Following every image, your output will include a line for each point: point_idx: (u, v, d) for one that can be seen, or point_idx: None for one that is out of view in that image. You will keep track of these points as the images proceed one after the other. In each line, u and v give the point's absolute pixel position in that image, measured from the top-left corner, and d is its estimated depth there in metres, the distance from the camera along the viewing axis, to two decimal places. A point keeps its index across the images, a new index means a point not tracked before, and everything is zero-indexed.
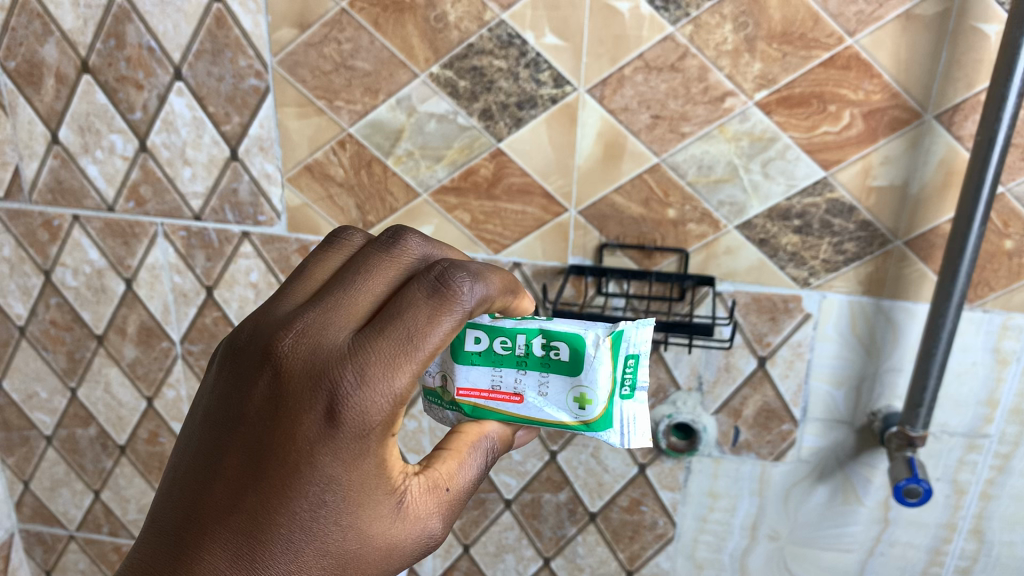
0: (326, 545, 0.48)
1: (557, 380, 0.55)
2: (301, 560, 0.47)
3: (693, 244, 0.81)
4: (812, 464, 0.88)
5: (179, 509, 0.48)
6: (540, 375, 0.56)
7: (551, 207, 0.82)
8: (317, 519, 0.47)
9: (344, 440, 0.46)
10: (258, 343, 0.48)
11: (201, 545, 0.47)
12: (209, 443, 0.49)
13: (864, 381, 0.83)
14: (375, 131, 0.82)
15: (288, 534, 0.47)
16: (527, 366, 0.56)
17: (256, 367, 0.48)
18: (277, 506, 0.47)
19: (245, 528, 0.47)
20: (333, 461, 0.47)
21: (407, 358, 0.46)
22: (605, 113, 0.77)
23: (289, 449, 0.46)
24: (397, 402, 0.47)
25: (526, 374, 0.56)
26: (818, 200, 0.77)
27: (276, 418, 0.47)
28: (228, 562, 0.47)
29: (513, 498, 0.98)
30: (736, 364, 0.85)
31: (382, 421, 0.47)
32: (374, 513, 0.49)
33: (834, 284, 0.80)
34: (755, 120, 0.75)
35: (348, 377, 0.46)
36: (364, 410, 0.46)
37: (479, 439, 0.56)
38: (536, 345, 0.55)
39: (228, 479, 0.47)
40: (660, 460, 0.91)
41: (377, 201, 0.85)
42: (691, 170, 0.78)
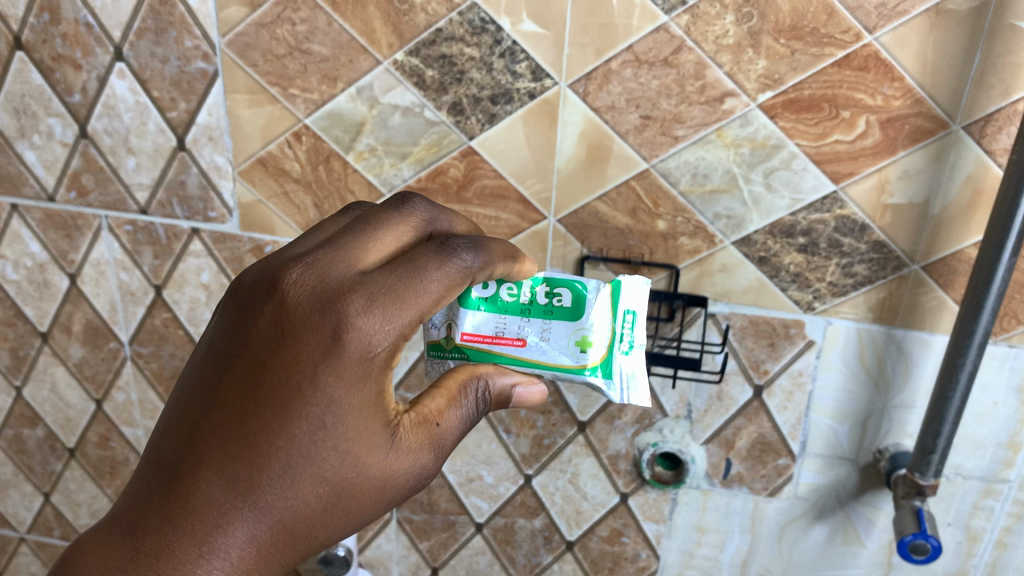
0: (323, 472, 0.45)
1: (557, 328, 0.55)
2: (299, 490, 0.45)
3: (685, 260, 0.72)
4: (810, 502, 0.81)
5: (175, 439, 0.45)
6: (543, 322, 0.55)
7: (528, 214, 0.74)
8: (314, 446, 0.45)
9: (349, 362, 0.45)
10: (265, 277, 0.47)
11: (197, 474, 0.44)
12: (208, 373, 0.46)
13: (871, 417, 0.75)
14: (333, 123, 0.73)
15: (288, 461, 0.44)
16: (531, 313, 0.55)
17: (262, 295, 0.46)
18: (276, 429, 0.44)
19: (244, 450, 0.44)
20: (334, 386, 0.45)
21: (409, 296, 0.46)
22: (589, 111, 0.68)
23: (291, 372, 0.45)
24: (400, 337, 0.46)
25: (530, 321, 0.55)
26: (826, 216, 0.68)
27: (280, 342, 0.45)
28: (224, 487, 0.44)
29: (484, 522, 0.90)
30: (729, 393, 0.77)
31: (387, 351, 0.46)
32: (371, 446, 0.47)
33: (841, 310, 0.71)
34: (758, 125, 0.66)
35: (354, 303, 0.45)
36: (370, 336, 0.45)
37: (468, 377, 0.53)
38: (541, 292, 0.55)
39: (227, 407, 0.45)
40: (643, 491, 0.84)
41: (336, 200, 0.76)
42: (684, 179, 0.69)
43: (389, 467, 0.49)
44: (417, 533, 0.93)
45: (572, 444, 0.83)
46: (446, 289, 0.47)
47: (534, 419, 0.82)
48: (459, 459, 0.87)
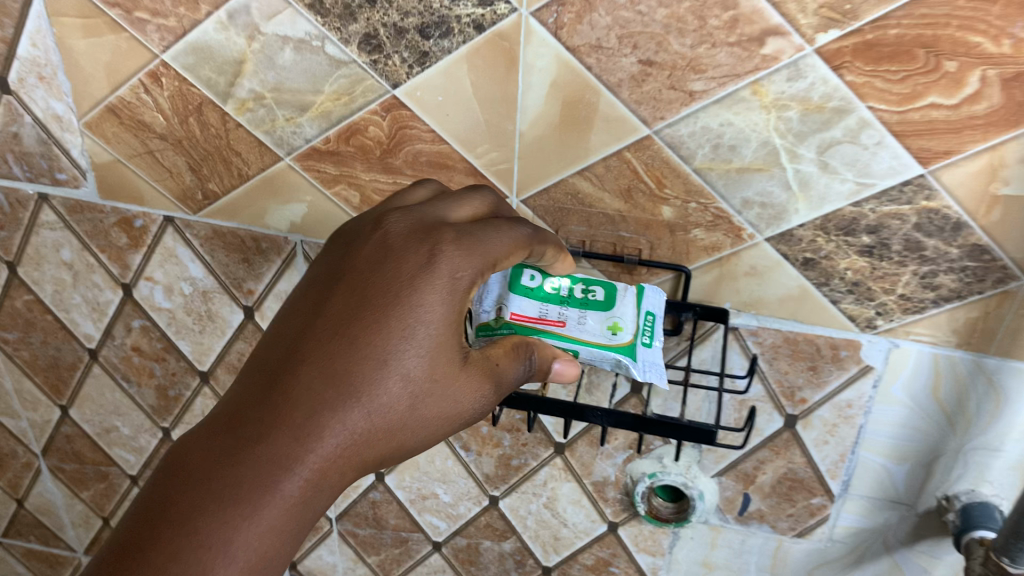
0: (413, 382, 0.40)
1: (595, 318, 0.49)
2: (394, 401, 0.40)
3: (698, 258, 0.52)
4: (848, 545, 0.63)
5: (273, 351, 0.41)
6: (580, 312, 0.49)
7: (481, 190, 0.53)
8: (411, 355, 0.40)
9: (446, 274, 0.41)
10: (368, 220, 0.45)
11: (292, 377, 0.39)
12: (307, 296, 0.43)
13: (940, 458, 0.56)
14: (200, 61, 0.51)
15: (383, 362, 0.40)
16: (570, 304, 0.50)
17: (363, 232, 0.44)
18: (373, 336, 0.40)
19: (340, 357, 0.40)
20: (434, 300, 0.41)
21: (488, 245, 0.43)
22: (563, 51, 0.46)
23: (389, 284, 0.41)
24: (487, 269, 0.43)
25: (569, 310, 0.49)
26: (906, 209, 0.47)
27: (381, 263, 0.42)
28: (322, 381, 0.39)
29: (443, 541, 0.73)
30: (752, 421, 0.58)
31: (480, 274, 0.42)
32: (461, 369, 0.42)
33: (913, 330, 0.51)
34: (815, 78, 0.44)
35: (450, 236, 0.42)
36: (464, 260, 0.42)
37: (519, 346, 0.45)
38: (574, 287, 0.50)
39: (326, 317, 0.41)
40: (636, 522, 0.66)
41: (218, 162, 0.55)
42: (701, 151, 0.47)
43: (477, 401, 0.43)
44: (364, 546, 0.76)
45: (547, 467, 0.65)
46: (512, 251, 0.44)
47: (499, 436, 0.64)
48: (409, 474, 0.69)
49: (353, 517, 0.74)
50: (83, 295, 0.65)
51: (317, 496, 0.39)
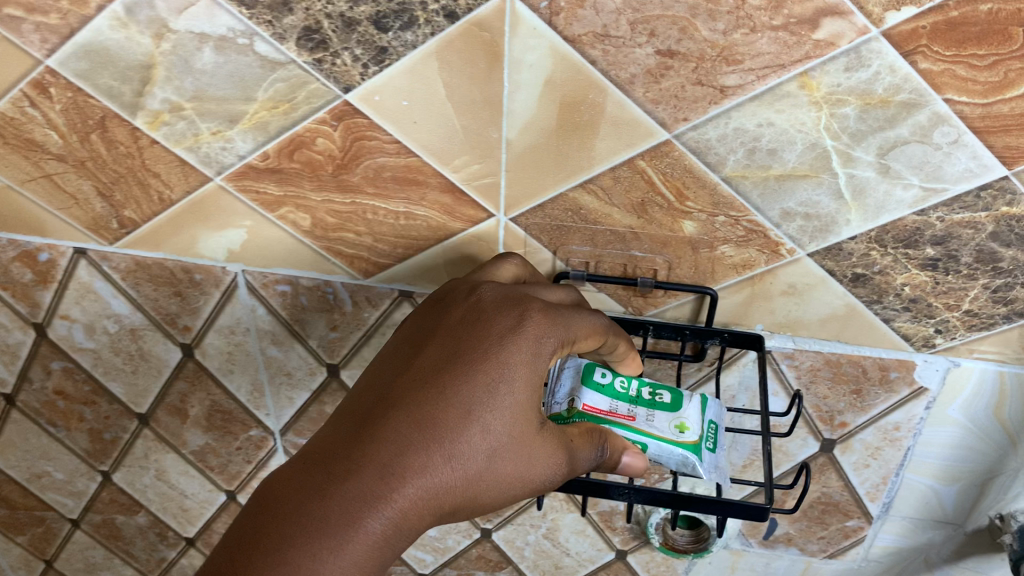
0: (495, 438, 0.35)
1: (664, 418, 0.41)
2: (476, 452, 0.35)
3: (725, 278, 0.43)
4: (884, 564, 0.57)
5: (356, 404, 0.37)
6: (650, 411, 0.41)
7: (460, 208, 0.43)
8: (503, 401, 0.36)
9: (532, 332, 0.37)
10: (453, 287, 0.41)
11: (374, 424, 0.35)
12: (391, 357, 0.39)
13: (997, 477, 0.50)
14: (95, 67, 0.40)
15: (467, 411, 0.35)
16: (639, 404, 0.42)
17: (449, 297, 0.40)
18: (458, 385, 0.36)
19: (425, 406, 0.35)
20: (523, 351, 0.37)
21: (570, 320, 0.39)
22: (560, 42, 0.36)
23: (475, 340, 0.37)
24: (570, 342, 0.38)
25: (638, 409, 0.41)
26: (982, 215, 0.38)
27: (467, 321, 0.38)
28: (405, 425, 0.35)
29: (430, 573, 0.66)
30: (783, 446, 0.50)
31: (562, 342, 0.38)
32: (545, 433, 0.37)
33: (977, 348, 0.44)
34: (881, 66, 0.34)
35: (536, 300, 0.38)
36: (551, 324, 0.38)
37: (595, 431, 0.39)
38: (642, 386, 0.42)
39: (412, 371, 0.37)
40: (648, 549, 0.59)
41: (133, 186, 0.45)
42: (732, 157, 0.38)
43: (561, 468, 0.37)
44: None
45: (547, 499, 0.57)
46: (597, 339, 0.40)
47: None
48: None
49: None
50: None
51: (393, 546, 0.34)
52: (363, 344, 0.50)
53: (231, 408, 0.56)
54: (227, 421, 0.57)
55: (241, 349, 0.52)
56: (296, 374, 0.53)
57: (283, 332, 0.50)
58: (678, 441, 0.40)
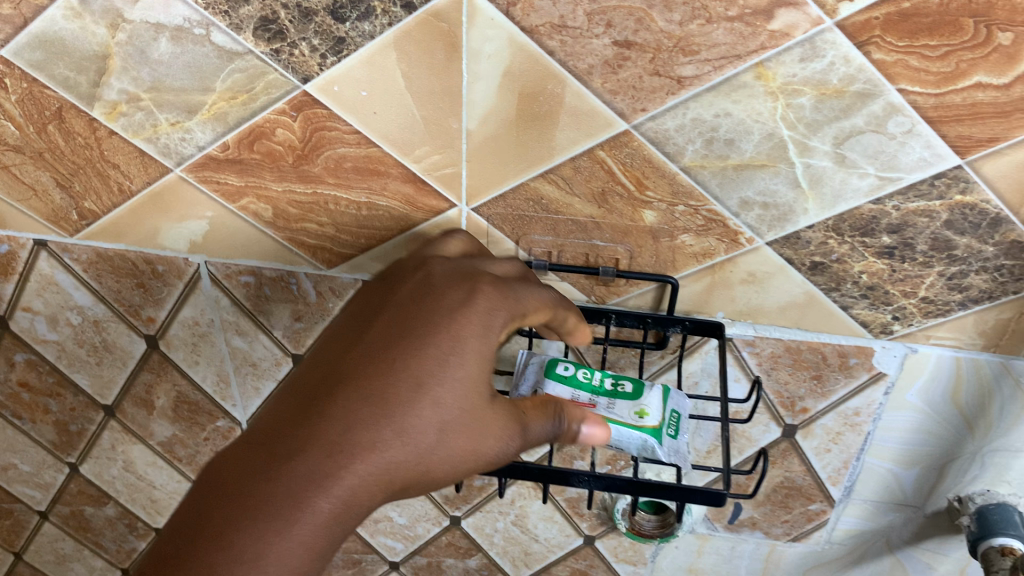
0: (444, 412, 0.35)
1: (624, 405, 0.42)
2: (426, 429, 0.35)
3: (686, 267, 0.43)
4: (847, 547, 0.58)
5: (311, 380, 0.37)
6: (611, 399, 0.42)
7: (422, 198, 0.43)
8: (453, 374, 0.36)
9: (481, 306, 0.38)
10: (406, 265, 0.41)
11: (328, 401, 0.36)
12: (346, 333, 0.39)
13: (954, 461, 0.51)
14: (51, 57, 0.39)
15: (418, 386, 0.35)
16: (601, 392, 0.42)
17: (403, 275, 0.40)
18: (409, 359, 0.36)
19: (376, 380, 0.36)
20: (472, 325, 0.37)
21: (519, 294, 0.39)
22: (518, 33, 0.36)
23: (424, 317, 0.37)
24: (518, 317, 0.39)
25: (600, 397, 0.42)
26: (937, 204, 0.39)
27: (419, 298, 0.38)
28: (357, 399, 0.35)
29: (400, 561, 0.66)
30: (745, 432, 0.51)
31: (511, 316, 0.38)
32: (496, 407, 0.37)
33: (934, 334, 0.44)
34: (836, 57, 0.35)
35: (486, 276, 0.39)
36: (500, 299, 0.38)
37: (550, 404, 0.39)
38: (606, 377, 0.43)
39: (364, 347, 0.37)
40: (615, 535, 0.60)
41: (91, 177, 0.45)
42: (691, 147, 0.39)
43: (514, 440, 0.37)
44: None
45: (514, 486, 0.57)
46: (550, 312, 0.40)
47: None
48: None
49: None
50: None
51: (344, 522, 0.35)
52: None
53: (197, 399, 0.56)
54: (194, 412, 0.56)
55: (206, 341, 0.52)
56: (262, 365, 0.52)
57: (248, 323, 0.50)
58: (637, 424, 0.41)
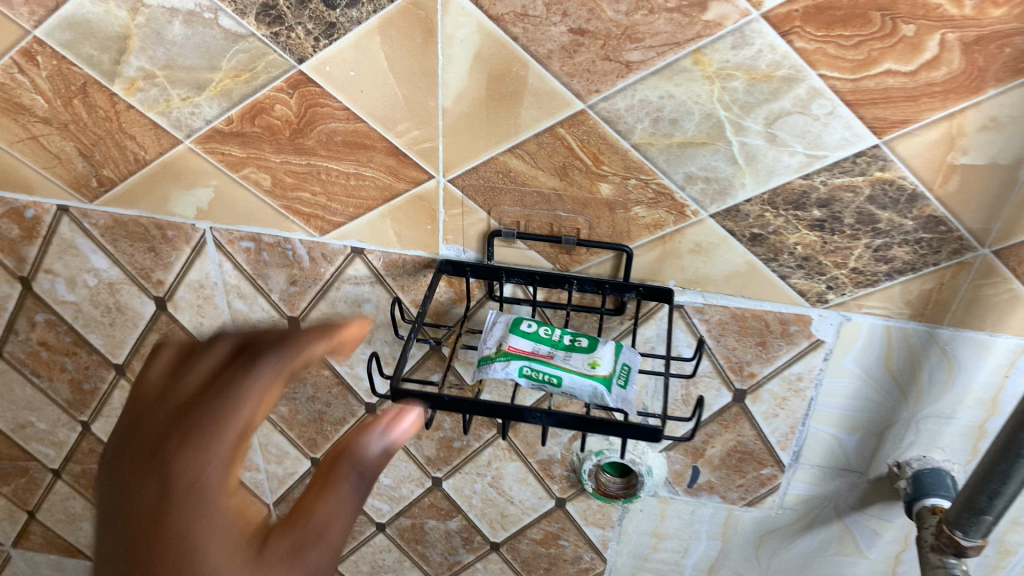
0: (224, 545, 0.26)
1: (579, 357, 0.46)
2: None
3: (640, 237, 0.48)
4: (798, 512, 0.62)
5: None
6: (568, 352, 0.47)
7: (404, 171, 0.48)
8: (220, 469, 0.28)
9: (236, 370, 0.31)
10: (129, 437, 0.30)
11: None
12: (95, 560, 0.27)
13: (891, 427, 0.55)
14: (79, 37, 0.45)
15: (180, 522, 0.27)
16: (559, 346, 0.47)
17: (130, 446, 0.30)
18: (160, 501, 0.27)
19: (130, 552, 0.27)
20: (223, 397, 0.30)
21: (236, 395, 0.30)
22: (486, 20, 0.41)
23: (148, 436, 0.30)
24: (275, 368, 0.32)
25: (558, 350, 0.47)
26: (859, 180, 0.44)
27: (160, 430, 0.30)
28: None
29: (387, 522, 0.71)
30: (700, 396, 0.55)
31: (256, 381, 0.31)
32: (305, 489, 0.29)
33: (865, 303, 0.49)
34: (762, 45, 0.40)
35: (224, 359, 0.32)
36: (233, 390, 0.30)
37: (340, 464, 0.30)
38: (565, 333, 0.48)
39: (116, 525, 0.28)
40: (584, 497, 0.64)
41: (110, 147, 0.50)
42: (640, 125, 0.44)
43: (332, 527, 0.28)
44: None
45: (490, 448, 0.62)
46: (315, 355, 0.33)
47: (439, 420, 0.61)
48: None
49: (290, 503, 0.71)
50: None
51: None
52: (319, 299, 0.55)
53: None
54: None
55: (209, 303, 0.57)
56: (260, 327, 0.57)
57: (247, 286, 0.55)
58: (589, 372, 0.45)
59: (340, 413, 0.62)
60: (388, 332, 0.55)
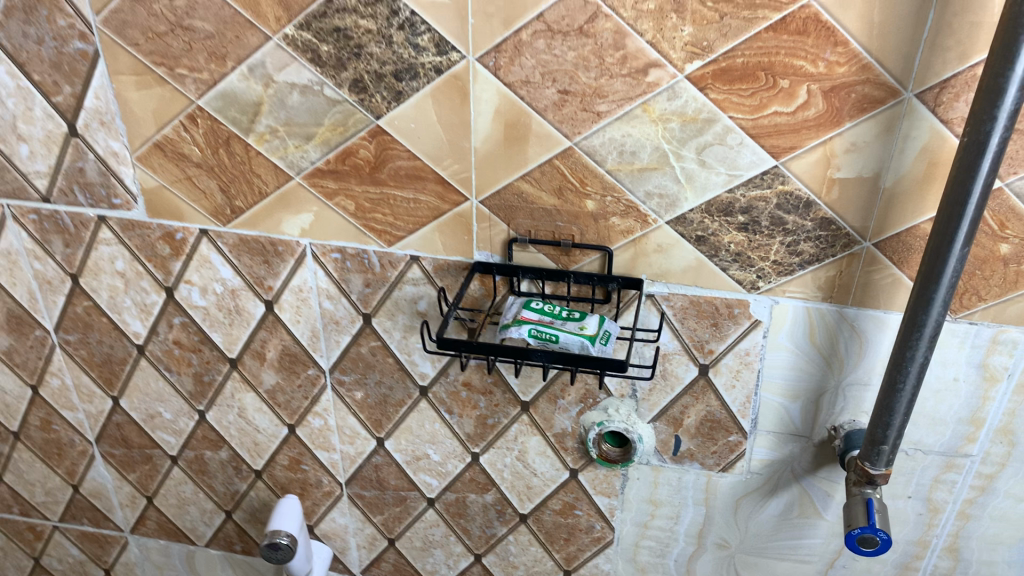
0: None
1: (572, 322, 0.64)
2: None
3: (618, 240, 0.66)
4: (764, 477, 0.77)
5: None
6: (565, 319, 0.64)
7: (448, 195, 0.67)
8: None
9: None
10: None
11: None
12: None
13: (825, 395, 0.71)
14: (229, 104, 0.66)
15: None
16: (559, 316, 0.65)
17: None
18: None
19: None
20: None
21: None
22: (502, 86, 0.61)
23: None
24: None
25: (558, 319, 0.64)
26: (768, 192, 0.62)
27: None
28: None
29: (436, 497, 0.87)
30: (674, 371, 0.72)
31: None
32: None
33: (787, 289, 0.66)
34: (687, 97, 0.59)
35: None
36: None
37: None
38: (564, 308, 0.66)
39: None
40: (592, 467, 0.80)
41: (242, 184, 0.71)
42: (611, 156, 0.62)
43: None
44: (369, 507, 0.90)
45: (517, 423, 0.79)
46: None
47: (476, 399, 0.78)
48: (405, 438, 0.83)
49: (359, 480, 0.88)
50: (133, 299, 0.80)
51: None
52: (386, 297, 0.74)
53: (296, 351, 0.80)
54: (293, 362, 0.80)
55: (305, 304, 0.76)
56: (342, 322, 0.76)
57: (334, 289, 0.74)
58: (578, 330, 0.62)
59: (401, 395, 0.80)
60: (437, 322, 0.74)
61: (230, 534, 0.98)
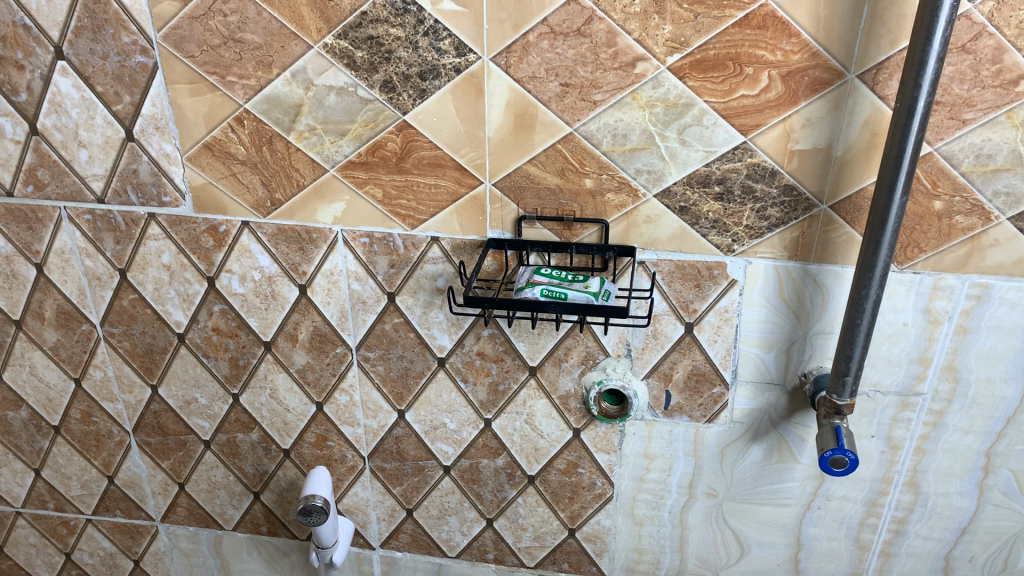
0: None
1: (580, 283, 0.74)
2: None
3: (613, 214, 0.77)
4: (745, 425, 0.87)
5: None
6: (573, 281, 0.75)
7: (465, 179, 0.78)
8: None
9: None
10: None
11: None
12: None
13: (794, 345, 0.81)
14: (273, 107, 0.77)
15: None
16: (567, 279, 0.75)
17: None
18: None
19: None
20: None
21: None
22: (512, 81, 0.72)
23: None
24: None
25: (566, 281, 0.75)
26: (739, 165, 0.73)
27: None
28: None
29: (451, 464, 0.96)
30: (663, 331, 0.83)
31: None
32: None
33: (758, 250, 0.77)
34: (669, 86, 0.70)
35: None
36: None
37: None
38: (570, 274, 0.76)
39: None
40: (593, 425, 0.90)
41: (283, 177, 0.81)
42: (605, 140, 0.74)
43: None
44: (390, 479, 0.99)
45: (525, 388, 0.89)
46: None
47: (488, 367, 0.88)
48: (424, 409, 0.93)
49: (381, 453, 0.97)
50: (177, 290, 0.89)
51: None
52: (409, 276, 0.84)
53: (326, 331, 0.89)
54: (323, 342, 0.90)
55: (335, 286, 0.86)
56: (368, 301, 0.86)
57: (362, 270, 0.84)
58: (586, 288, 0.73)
59: (420, 367, 0.90)
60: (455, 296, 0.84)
61: (257, 516, 1.06)
